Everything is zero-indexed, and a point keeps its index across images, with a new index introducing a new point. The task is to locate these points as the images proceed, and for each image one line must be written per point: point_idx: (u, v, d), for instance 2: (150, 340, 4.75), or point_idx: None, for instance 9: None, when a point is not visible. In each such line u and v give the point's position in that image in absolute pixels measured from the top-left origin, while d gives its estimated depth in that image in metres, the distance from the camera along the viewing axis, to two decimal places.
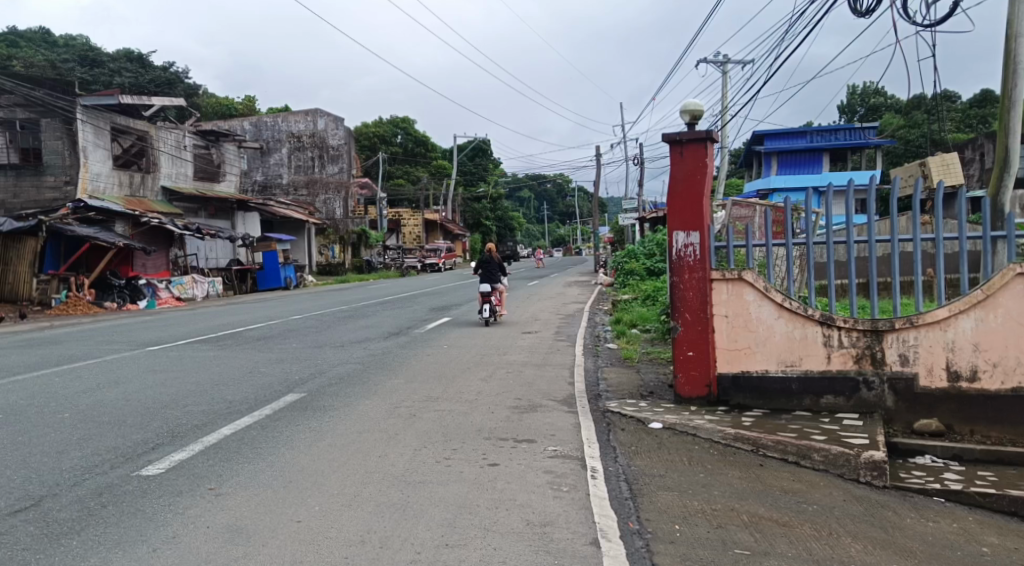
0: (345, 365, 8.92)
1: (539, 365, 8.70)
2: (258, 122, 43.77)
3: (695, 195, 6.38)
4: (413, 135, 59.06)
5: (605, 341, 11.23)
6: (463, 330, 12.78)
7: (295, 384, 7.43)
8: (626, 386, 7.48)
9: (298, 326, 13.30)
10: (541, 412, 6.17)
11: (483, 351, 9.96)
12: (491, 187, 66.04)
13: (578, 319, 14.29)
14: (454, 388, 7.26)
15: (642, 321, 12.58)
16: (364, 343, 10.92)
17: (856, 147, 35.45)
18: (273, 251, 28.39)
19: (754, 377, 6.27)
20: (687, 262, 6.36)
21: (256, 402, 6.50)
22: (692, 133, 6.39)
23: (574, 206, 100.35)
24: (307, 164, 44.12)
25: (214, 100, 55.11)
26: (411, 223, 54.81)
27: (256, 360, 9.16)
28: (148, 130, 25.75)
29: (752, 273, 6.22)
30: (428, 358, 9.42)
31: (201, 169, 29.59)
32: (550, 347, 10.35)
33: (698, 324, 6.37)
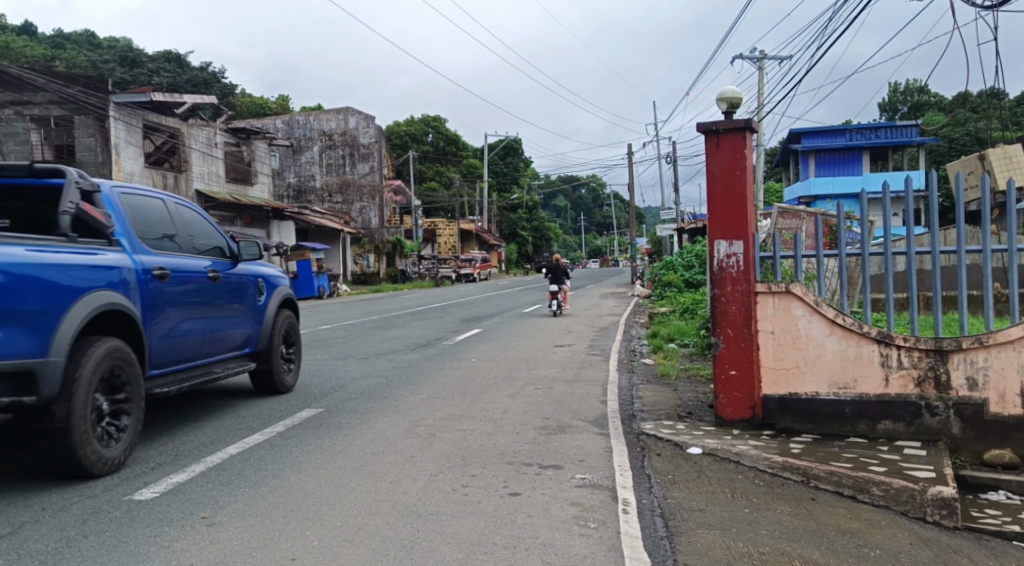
0: (368, 379, 8.63)
1: (570, 382, 8.27)
2: (290, 121, 45.20)
3: (737, 199, 5.88)
4: (444, 133, 58.85)
5: (641, 356, 10.76)
6: (492, 342, 12.41)
7: (313, 400, 7.14)
8: (663, 405, 6.99)
9: (326, 336, 13.15)
10: (569, 434, 5.76)
11: (511, 365, 9.58)
12: (525, 194, 65.68)
13: (612, 332, 13.82)
14: (478, 405, 6.88)
15: (679, 335, 12.07)
16: (390, 355, 10.63)
17: (897, 145, 34.51)
18: (307, 260, 28.50)
19: (803, 400, 5.75)
20: (729, 273, 5.88)
21: (270, 420, 6.21)
22: (729, 123, 5.88)
23: (611, 217, 99.49)
24: (337, 162, 45.27)
25: (250, 101, 56.68)
26: (447, 233, 54.81)
27: None
28: (180, 127, 26.11)
29: (800, 285, 5.73)
30: (454, 372, 9.08)
31: (232, 168, 29.95)
32: (582, 362, 9.92)
33: (742, 341, 5.88)
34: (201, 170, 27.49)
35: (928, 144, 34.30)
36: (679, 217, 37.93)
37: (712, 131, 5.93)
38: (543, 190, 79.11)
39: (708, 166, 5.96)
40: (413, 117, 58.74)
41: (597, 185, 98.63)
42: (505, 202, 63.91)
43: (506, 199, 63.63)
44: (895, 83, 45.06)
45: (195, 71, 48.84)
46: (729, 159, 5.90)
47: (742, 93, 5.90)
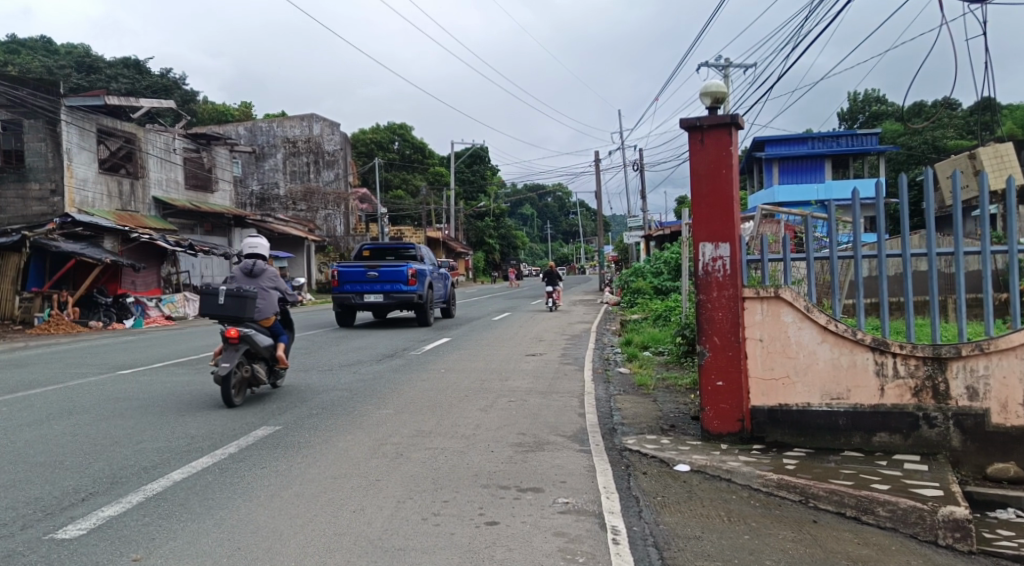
0: (330, 393, 8.10)
1: (545, 393, 7.85)
2: (253, 127, 43.71)
3: (723, 199, 5.57)
4: (410, 140, 58.28)
5: (616, 364, 10.41)
6: (462, 352, 11.94)
7: (270, 417, 6.60)
8: (643, 417, 6.62)
9: (288, 347, 12.55)
10: (547, 452, 5.33)
11: (482, 376, 9.14)
12: (492, 202, 65.34)
13: (585, 340, 13.47)
14: (448, 420, 6.42)
15: (653, 342, 11.78)
16: (354, 366, 10.10)
17: (858, 153, 35.01)
18: None
19: (794, 411, 5.43)
20: (715, 278, 5.56)
21: (220, 440, 5.67)
22: (713, 118, 5.57)
23: (577, 225, 99.88)
24: (301, 169, 44.35)
25: (212, 107, 55.42)
26: (413, 241, 54.15)
27: (233, 387, 8.34)
28: (136, 132, 25.15)
29: (790, 289, 5.42)
30: (423, 384, 8.60)
31: (192, 175, 29.00)
32: (556, 372, 9.52)
33: (729, 349, 5.54)
34: (158, 177, 26.49)
35: (887, 153, 34.86)
36: (647, 224, 37.95)
37: (695, 127, 5.61)
38: (509, 198, 78.87)
39: (692, 164, 5.64)
40: (379, 124, 58.11)
41: (563, 193, 98.85)
42: (472, 210, 63.49)
43: (473, 207, 63.23)
44: (854, 93, 45.88)
45: (154, 77, 47.54)
46: (713, 158, 5.59)
47: (727, 87, 5.61)
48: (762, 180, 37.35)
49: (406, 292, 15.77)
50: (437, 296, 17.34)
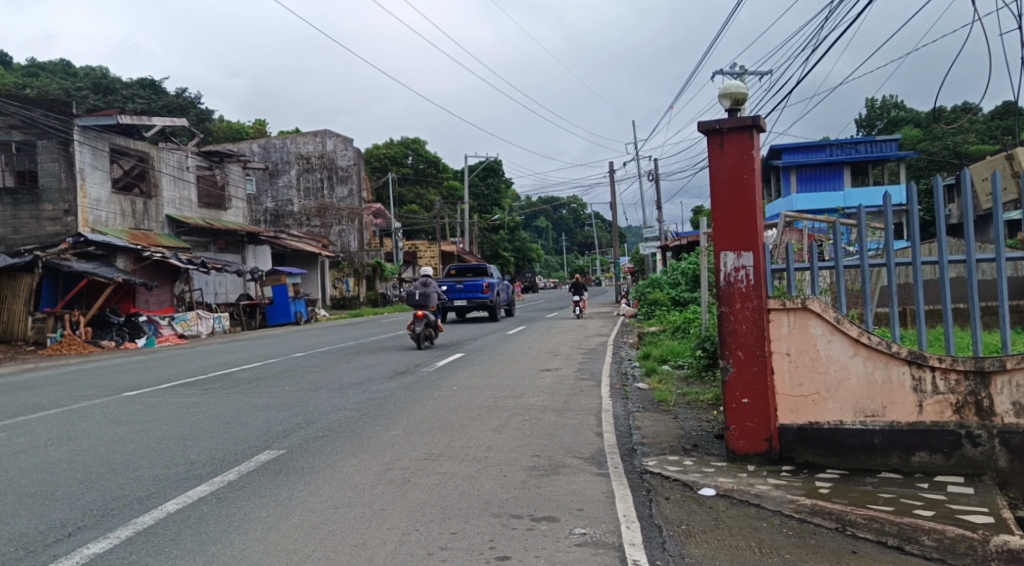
0: (339, 412, 7.85)
1: (560, 411, 7.55)
2: (267, 144, 44.71)
3: (745, 205, 5.28)
4: (424, 155, 58.37)
5: (634, 379, 10.09)
6: (475, 368, 11.65)
7: (274, 440, 6.37)
8: (664, 437, 6.30)
9: (299, 364, 12.33)
10: (563, 476, 5.04)
11: (495, 393, 8.84)
12: (506, 215, 65.19)
13: (602, 353, 13.14)
14: (460, 442, 6.15)
15: (673, 355, 11.44)
16: (365, 384, 9.85)
17: (877, 159, 34.37)
18: (283, 284, 27.56)
19: (825, 430, 5.10)
20: (738, 289, 5.27)
21: (219, 466, 5.46)
22: (734, 120, 5.30)
23: (592, 237, 99.53)
24: (315, 186, 44.49)
25: (227, 126, 55.91)
26: (428, 256, 54.03)
27: (239, 408, 8.11)
28: (149, 151, 25.28)
29: (818, 300, 5.11)
30: (434, 403, 8.32)
31: (205, 193, 29.10)
32: (572, 387, 9.20)
33: (754, 364, 5.23)
34: (172, 195, 26.59)
35: (907, 158, 34.22)
36: (663, 234, 37.56)
37: (714, 131, 5.35)
38: (524, 211, 78.71)
39: (712, 169, 5.37)
40: (392, 139, 58.29)
41: (578, 205, 98.56)
42: (487, 224, 63.31)
43: (487, 220, 63.10)
44: (870, 99, 45.33)
45: (170, 98, 48.06)
46: (734, 162, 5.31)
47: (747, 88, 5.35)
48: (779, 189, 36.84)
49: (482, 297, 23.11)
50: (503, 300, 25.58)
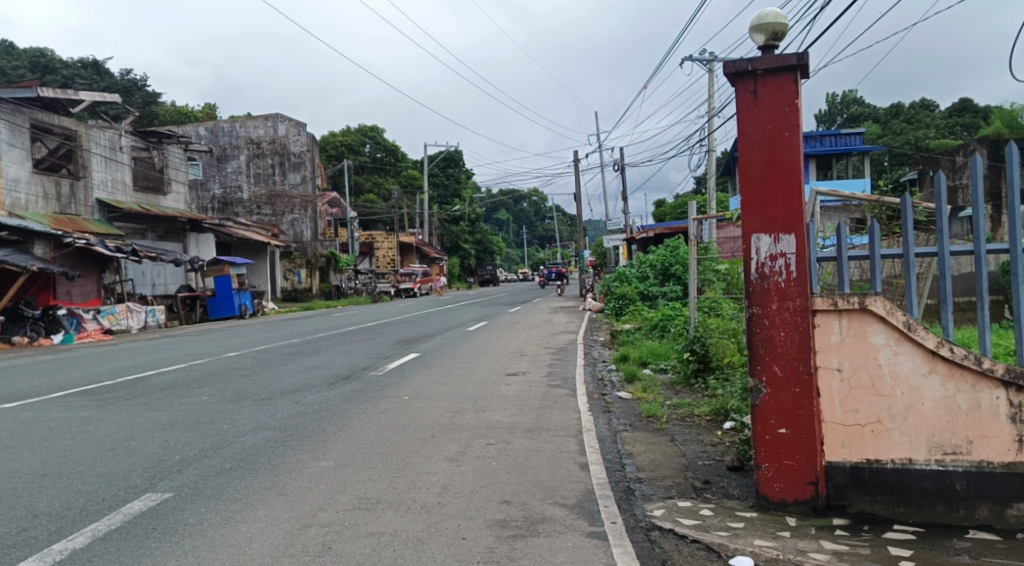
0: (259, 432, 6.33)
1: (531, 431, 6.21)
2: (214, 127, 42.28)
3: (786, 176, 3.98)
4: (383, 143, 56.42)
5: (614, 387, 8.82)
6: (432, 372, 10.21)
7: (160, 476, 4.84)
8: (665, 471, 5.03)
9: (228, 368, 10.67)
10: (546, 539, 3.67)
11: (454, 406, 7.42)
12: (466, 205, 63.68)
13: (572, 354, 11.84)
14: (407, 480, 4.75)
15: (654, 358, 10.22)
16: (299, 394, 8.32)
17: (842, 153, 33.30)
18: (226, 275, 25.59)
19: (889, 471, 3.89)
20: (774, 286, 4.01)
21: (70, 522, 3.94)
22: (773, 59, 3.95)
23: (554, 230, 98.74)
24: (266, 172, 42.31)
25: (174, 110, 53.08)
26: (385, 246, 52.08)
27: (134, 426, 6.52)
28: (77, 128, 23.04)
29: (882, 298, 3.86)
30: (379, 419, 6.86)
31: (142, 176, 26.89)
32: (542, 399, 7.83)
33: (795, 384, 3.98)
34: (103, 177, 24.34)
35: (870, 152, 33.56)
36: (628, 227, 36.52)
37: (747, 73, 4.01)
38: (484, 202, 77.24)
39: (741, 125, 4.05)
40: (350, 126, 56.18)
41: (539, 198, 97.40)
42: (447, 215, 61.63)
43: (447, 211, 61.44)
44: (830, 96, 45.14)
45: (113, 78, 45.21)
46: (772, 117, 4.00)
47: (788, 18, 4.01)
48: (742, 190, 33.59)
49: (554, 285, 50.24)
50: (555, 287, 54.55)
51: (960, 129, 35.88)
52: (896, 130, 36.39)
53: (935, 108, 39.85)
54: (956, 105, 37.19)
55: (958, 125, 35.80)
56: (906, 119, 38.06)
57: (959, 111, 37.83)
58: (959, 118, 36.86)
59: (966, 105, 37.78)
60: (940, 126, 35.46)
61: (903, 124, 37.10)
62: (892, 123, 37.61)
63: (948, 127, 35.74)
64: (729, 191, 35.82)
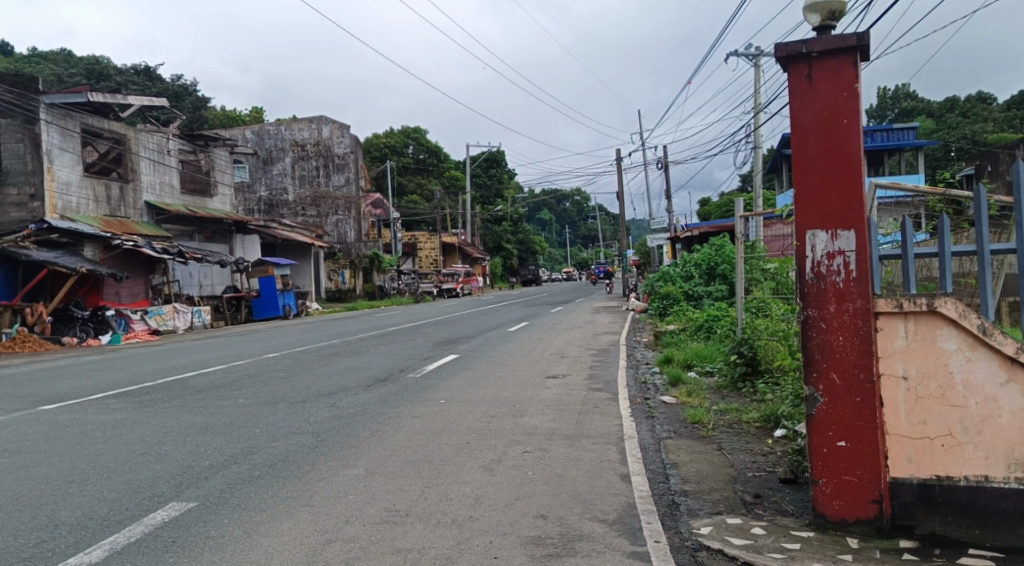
0: (293, 437, 6.25)
1: (569, 438, 5.97)
2: (260, 130, 43.11)
3: (845, 166, 3.66)
4: (425, 145, 56.72)
5: (657, 390, 8.50)
6: (471, 374, 10.05)
7: (187, 485, 4.79)
8: (712, 484, 4.73)
9: (267, 369, 10.70)
10: (581, 560, 3.43)
11: (490, 410, 7.23)
12: (508, 206, 63.62)
13: (614, 356, 11.52)
14: (437, 492, 4.58)
15: (699, 360, 9.85)
16: (335, 397, 8.24)
17: (894, 148, 31.99)
18: (270, 276, 25.97)
19: (963, 489, 3.54)
20: (831, 287, 3.70)
21: (91, 533, 3.88)
22: (829, 40, 3.63)
23: (597, 229, 98.03)
24: (311, 174, 42.95)
25: (223, 114, 54.30)
26: (427, 247, 52.30)
27: (169, 430, 6.52)
28: (126, 132, 23.67)
29: (953, 300, 3.50)
30: (413, 424, 6.71)
31: (190, 179, 27.49)
32: (582, 403, 7.57)
33: (855, 392, 3.65)
34: (151, 180, 24.97)
35: (925, 147, 32.15)
36: (672, 225, 35.83)
37: (802, 56, 3.70)
38: (526, 202, 77.04)
39: (794, 113, 3.74)
40: (392, 128, 56.64)
41: (581, 197, 96.69)
42: (489, 215, 61.63)
43: (489, 211, 61.43)
44: (882, 89, 43.57)
45: (165, 84, 46.47)
46: (829, 103, 3.67)
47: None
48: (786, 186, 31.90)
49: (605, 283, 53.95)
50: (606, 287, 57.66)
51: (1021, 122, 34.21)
52: (951, 124, 34.87)
53: (993, 100, 38.10)
54: (1016, 97, 35.49)
55: (1018, 117, 34.14)
56: (961, 113, 36.48)
57: (1020, 103, 36.09)
58: (1020, 111, 35.15)
59: None
60: (999, 119, 33.86)
61: (959, 118, 35.58)
62: (947, 116, 36.07)
63: (1008, 120, 34.11)
64: (776, 188, 34.86)
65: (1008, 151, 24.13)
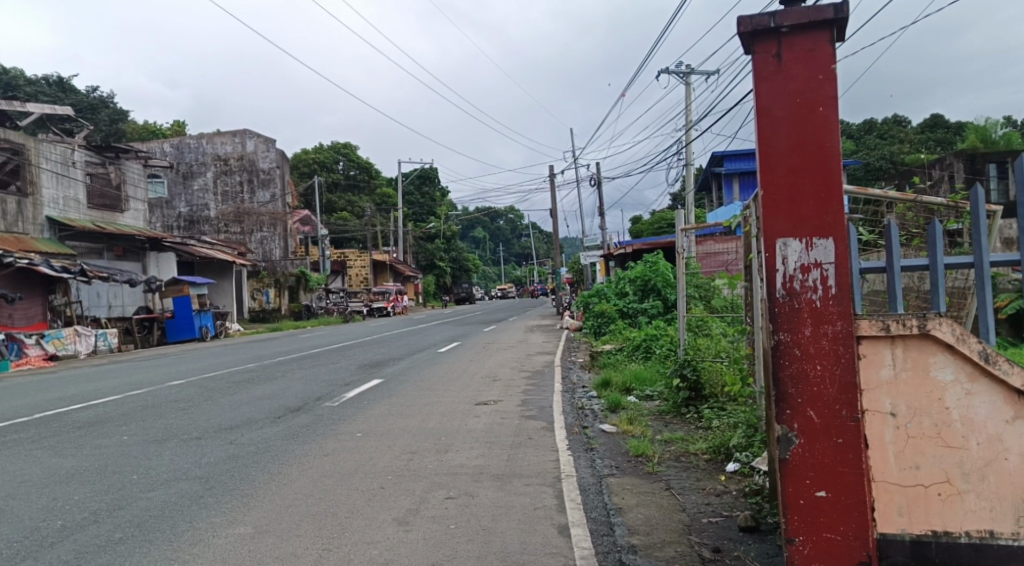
0: (177, 481, 5.21)
1: (502, 479, 5.20)
2: (179, 144, 41.16)
3: (820, 165, 3.12)
4: (355, 161, 55.27)
5: (596, 417, 7.84)
6: (395, 401, 9.13)
7: (21, 558, 3.75)
8: (664, 536, 4.06)
9: (166, 399, 9.44)
10: None
11: (412, 445, 6.38)
12: (441, 223, 62.65)
13: (549, 379, 10.84)
14: (342, 555, 3.74)
15: (638, 383, 9.28)
16: (237, 432, 7.16)
17: None
18: (185, 296, 24.24)
19: (963, 547, 3.06)
20: (807, 306, 3.13)
21: None
22: (802, 13, 3.07)
23: (530, 247, 98.06)
24: (234, 189, 41.03)
25: (141, 127, 51.42)
26: (357, 264, 50.60)
27: (23, 479, 5.36)
28: (26, 143, 21.72)
29: (949, 322, 3.00)
30: (323, 462, 5.79)
31: (98, 193, 25.49)
32: (514, 435, 6.81)
33: (837, 433, 3.08)
34: (54, 195, 22.96)
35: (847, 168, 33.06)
36: (605, 244, 35.74)
37: (770, 31, 3.13)
38: (460, 220, 76.16)
39: (761, 98, 3.16)
40: (322, 143, 54.84)
41: (515, 216, 96.42)
42: (422, 232, 60.47)
43: (423, 229, 60.30)
44: None
45: (78, 95, 43.62)
46: (803, 88, 3.12)
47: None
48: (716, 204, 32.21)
49: None
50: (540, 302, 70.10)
51: (931, 145, 35.81)
52: (869, 145, 35.95)
53: (906, 124, 39.77)
54: (927, 121, 37.19)
55: (930, 140, 35.91)
56: (877, 136, 37.86)
57: (930, 127, 37.85)
58: (931, 134, 36.87)
59: (936, 121, 37.79)
60: (915, 141, 35.70)
61: (875, 140, 36.93)
62: (864, 138, 37.32)
63: (923, 142, 35.99)
64: (706, 207, 35.16)
65: (924, 170, 24.95)
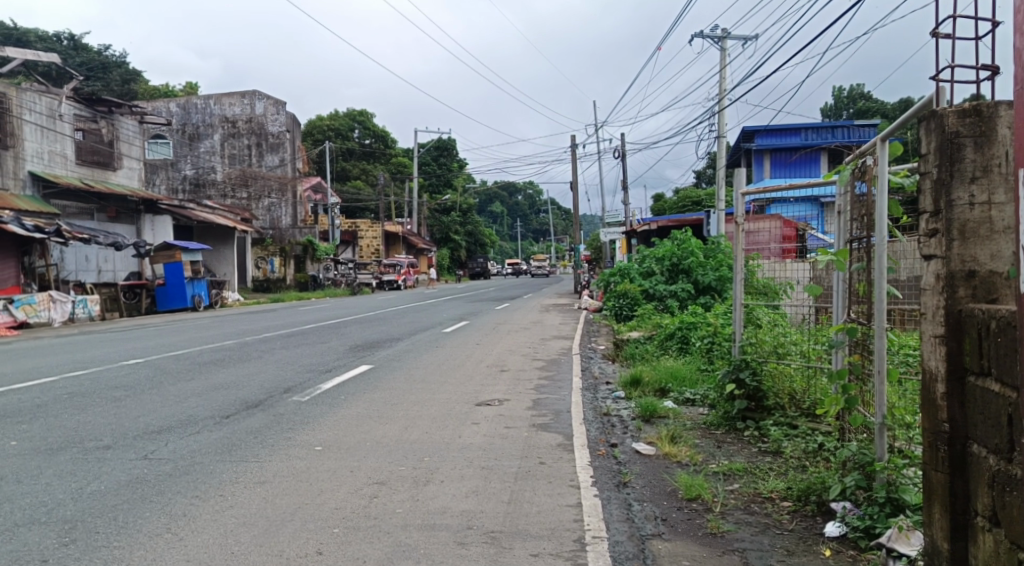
0: (26, 530, 3.63)
1: (500, 543, 3.52)
2: (186, 104, 39.48)
3: None
4: (371, 128, 53.48)
5: (626, 429, 6.18)
6: (379, 397, 7.50)
7: None
8: None
9: (106, 383, 7.88)
10: None
11: (384, 472, 4.71)
12: (457, 195, 60.75)
13: (566, 371, 9.16)
14: None
15: (676, 383, 7.60)
16: (163, 438, 5.55)
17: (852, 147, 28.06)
18: (177, 263, 22.65)
19: None
20: None
21: None
22: None
23: (548, 224, 95.99)
24: (241, 153, 39.37)
25: (154, 89, 49.92)
26: (369, 236, 48.56)
27: None
28: (7, 91, 20.19)
29: None
30: (250, 500, 4.13)
31: (89, 149, 23.98)
32: (521, 458, 5.10)
33: None
34: (38, 148, 21.46)
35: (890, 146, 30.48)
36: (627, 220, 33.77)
37: None
38: (478, 194, 74.21)
39: None
40: (338, 110, 52.92)
41: (534, 190, 94.48)
42: (436, 205, 58.68)
43: (437, 200, 58.58)
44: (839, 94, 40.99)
45: (89, 53, 42.14)
46: None
47: None
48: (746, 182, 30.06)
49: None
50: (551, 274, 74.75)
51: None
52: None
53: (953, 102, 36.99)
54: None
55: None
56: None
57: None
58: None
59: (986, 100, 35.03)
60: None
61: None
62: None
63: None
64: None
65: None
